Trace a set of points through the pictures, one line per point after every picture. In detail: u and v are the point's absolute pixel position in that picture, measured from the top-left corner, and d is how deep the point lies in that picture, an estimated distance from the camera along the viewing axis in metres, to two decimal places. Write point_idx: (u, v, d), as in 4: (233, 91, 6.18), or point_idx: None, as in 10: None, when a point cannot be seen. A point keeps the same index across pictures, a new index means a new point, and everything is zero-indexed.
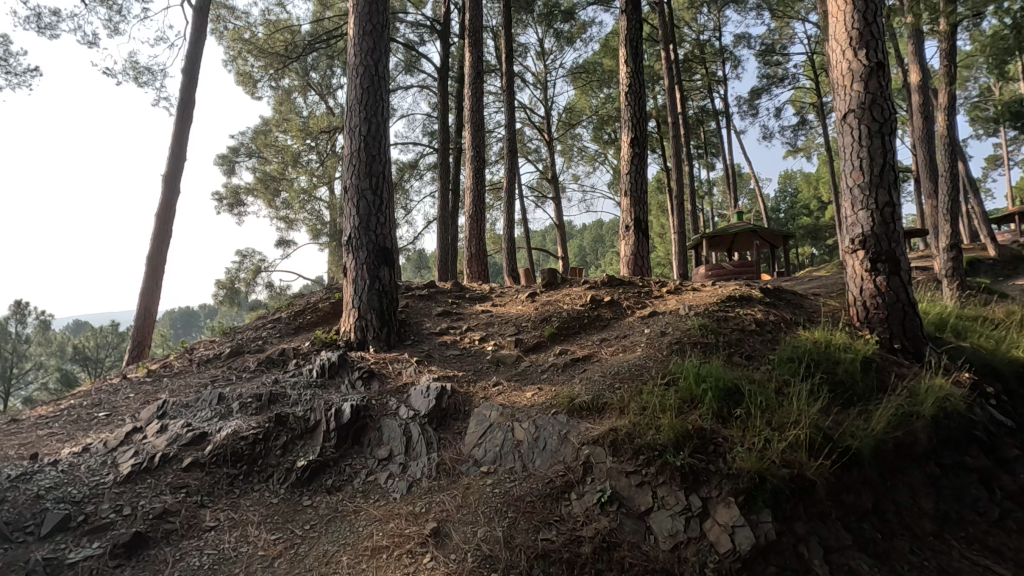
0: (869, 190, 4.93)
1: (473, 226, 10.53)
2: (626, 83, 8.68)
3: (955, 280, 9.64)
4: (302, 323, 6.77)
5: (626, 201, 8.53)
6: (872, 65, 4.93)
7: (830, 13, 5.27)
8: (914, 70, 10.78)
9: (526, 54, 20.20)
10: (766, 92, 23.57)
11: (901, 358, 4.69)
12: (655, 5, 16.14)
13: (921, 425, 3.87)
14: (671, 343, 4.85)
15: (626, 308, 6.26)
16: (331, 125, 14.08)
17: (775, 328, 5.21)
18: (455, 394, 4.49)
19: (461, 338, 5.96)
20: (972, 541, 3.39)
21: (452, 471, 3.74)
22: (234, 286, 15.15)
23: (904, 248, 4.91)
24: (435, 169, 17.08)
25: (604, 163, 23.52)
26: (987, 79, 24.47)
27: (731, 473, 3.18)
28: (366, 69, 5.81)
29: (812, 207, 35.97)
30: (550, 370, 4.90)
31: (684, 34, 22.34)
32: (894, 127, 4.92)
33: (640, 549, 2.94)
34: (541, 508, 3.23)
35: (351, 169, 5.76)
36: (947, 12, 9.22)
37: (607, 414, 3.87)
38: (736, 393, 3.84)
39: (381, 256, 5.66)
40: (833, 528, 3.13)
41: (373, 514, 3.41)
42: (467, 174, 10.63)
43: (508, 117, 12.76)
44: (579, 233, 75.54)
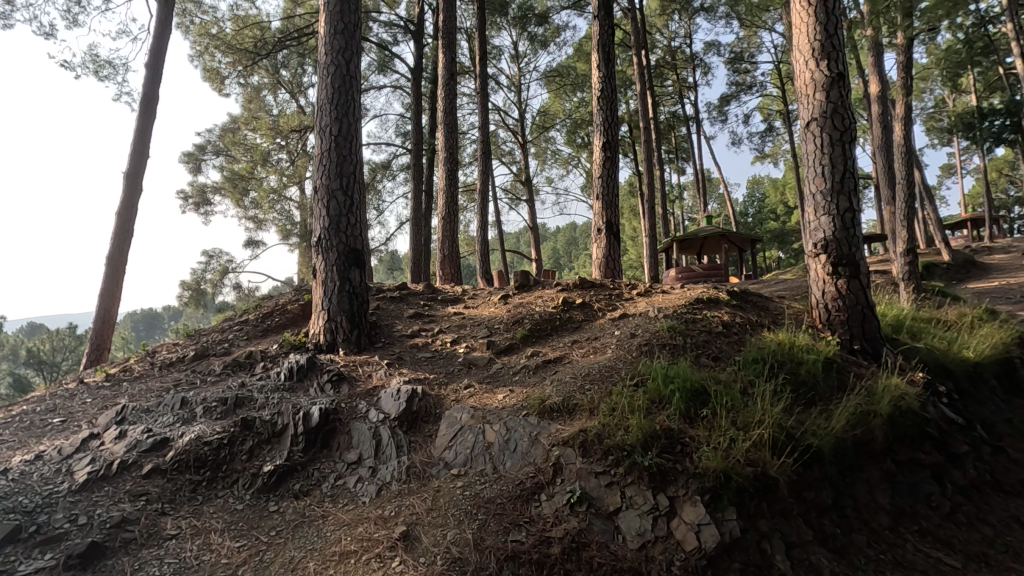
0: (831, 196, 5.10)
1: (446, 227, 10.50)
2: (599, 87, 8.78)
3: (912, 283, 10.06)
4: (270, 325, 6.66)
5: (598, 205, 8.63)
6: (834, 75, 5.11)
7: (794, 24, 5.44)
8: (874, 81, 11.20)
9: (501, 56, 20.27)
10: (734, 99, 24.12)
11: (860, 358, 4.88)
12: (628, 11, 16.40)
13: (878, 423, 4.01)
14: (640, 344, 4.93)
15: (597, 310, 6.34)
16: (302, 124, 13.86)
17: (740, 330, 5.35)
18: (427, 397, 4.48)
19: (433, 340, 5.93)
20: (926, 534, 3.57)
21: (422, 474, 3.73)
22: (200, 286, 14.76)
23: (863, 252, 5.09)
24: (408, 170, 16.98)
25: (577, 166, 23.74)
26: (942, 91, 25.61)
27: (697, 473, 3.25)
28: (337, 68, 5.75)
29: (779, 211, 37.01)
30: (522, 372, 4.92)
31: (656, 40, 22.72)
32: (853, 136, 5.11)
33: (608, 548, 2.97)
34: (511, 510, 3.24)
35: (322, 169, 5.69)
36: (905, 27, 9.62)
37: (577, 415, 3.91)
38: (702, 394, 3.92)
39: (352, 256, 5.61)
40: (795, 524, 3.23)
41: (341, 519, 3.36)
42: (440, 175, 10.58)
43: (483, 120, 12.77)
44: (552, 235, 76.00)
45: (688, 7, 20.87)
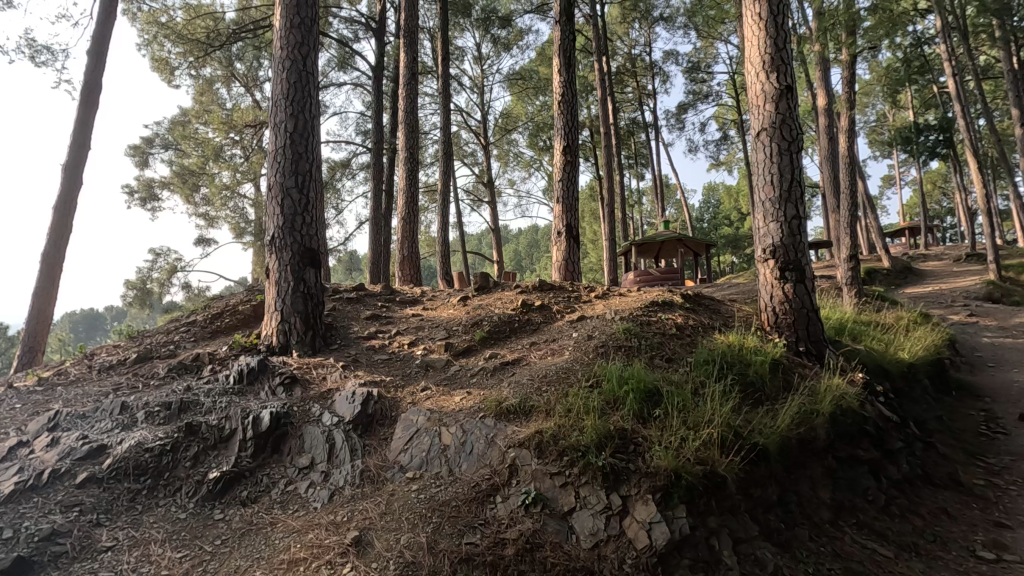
0: (779, 204, 5.31)
1: (406, 228, 10.36)
2: (560, 92, 8.87)
3: (854, 287, 10.59)
4: (220, 327, 6.42)
5: (558, 208, 8.70)
6: (783, 87, 5.33)
7: (745, 37, 5.65)
8: (822, 94, 11.72)
9: (463, 58, 20.22)
10: (691, 107, 24.81)
11: (805, 359, 5.10)
12: (589, 18, 16.64)
13: (821, 421, 4.19)
14: (596, 346, 5.00)
15: (556, 312, 6.40)
16: (257, 119, 13.43)
17: (693, 332, 5.50)
18: (382, 399, 4.42)
19: (390, 342, 5.86)
20: (862, 526, 3.79)
21: (377, 478, 3.67)
22: (146, 286, 14.12)
23: (808, 258, 5.31)
24: (368, 169, 16.73)
25: (539, 169, 23.90)
26: (882, 106, 27.08)
27: (649, 472, 3.32)
28: (293, 63, 5.61)
29: (732, 217, 38.30)
30: (480, 374, 4.91)
31: (616, 47, 23.14)
32: (800, 146, 5.34)
33: (562, 548, 3.00)
34: (465, 512, 3.23)
35: (276, 166, 5.53)
36: (849, 44, 10.13)
37: (533, 416, 3.94)
38: (655, 394, 4.02)
39: (307, 256, 5.48)
40: (742, 520, 3.35)
41: (290, 526, 3.28)
42: (400, 175, 10.43)
43: (445, 121, 12.70)
44: (515, 238, 76.31)
45: (648, 16, 21.37)
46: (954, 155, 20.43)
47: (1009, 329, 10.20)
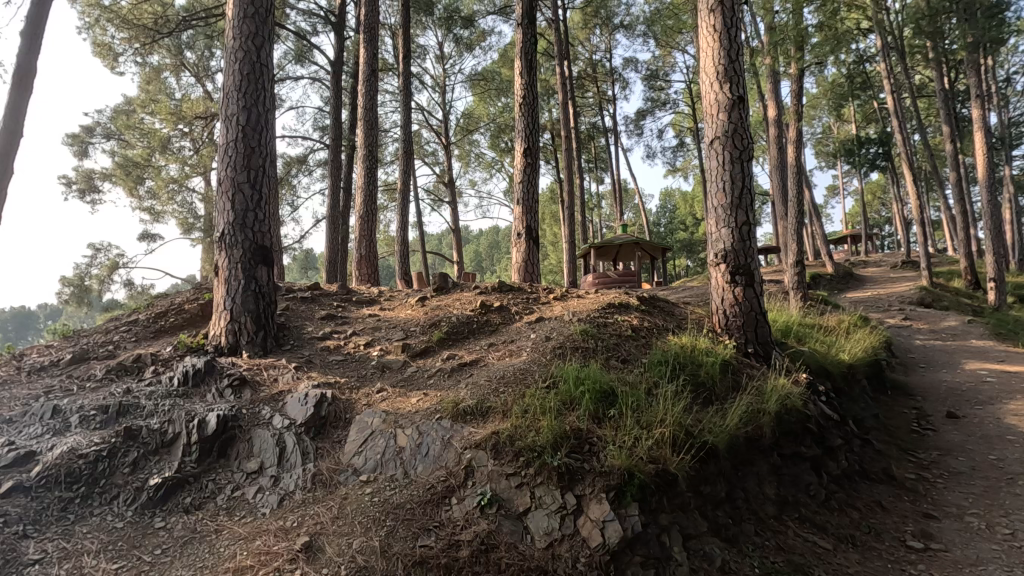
0: (730, 210, 5.50)
1: (364, 226, 10.18)
2: (521, 94, 8.91)
3: (800, 292, 11.06)
4: (164, 326, 6.15)
5: (518, 210, 8.74)
6: (735, 98, 5.52)
7: (701, 48, 5.82)
8: (772, 106, 12.20)
9: (425, 56, 20.03)
10: (649, 114, 25.38)
11: (753, 360, 5.30)
12: (551, 22, 16.79)
13: (767, 420, 4.34)
14: (554, 348, 5.04)
15: (515, 313, 6.41)
16: (208, 110, 12.92)
17: (647, 334, 5.63)
18: (336, 401, 4.33)
19: (346, 342, 5.74)
20: (803, 520, 3.98)
21: (329, 481, 3.59)
22: (84, 283, 13.38)
23: (757, 262, 5.51)
24: (326, 166, 16.35)
25: (500, 170, 23.95)
26: (828, 119, 28.42)
27: (604, 471, 3.37)
28: (246, 54, 5.43)
29: (688, 222, 39.41)
30: (437, 376, 4.87)
31: (578, 52, 23.44)
32: (751, 155, 5.54)
33: (516, 549, 3.01)
34: (420, 515, 3.19)
35: (227, 160, 5.34)
36: (798, 58, 10.57)
37: (490, 418, 3.94)
38: (610, 395, 4.09)
39: (259, 254, 5.31)
40: (692, 517, 3.45)
41: (237, 532, 3.16)
42: (359, 173, 10.25)
43: (405, 119, 12.55)
44: (475, 239, 76.15)
45: (609, 23, 21.75)
46: (892, 167, 21.65)
47: (939, 331, 10.89)
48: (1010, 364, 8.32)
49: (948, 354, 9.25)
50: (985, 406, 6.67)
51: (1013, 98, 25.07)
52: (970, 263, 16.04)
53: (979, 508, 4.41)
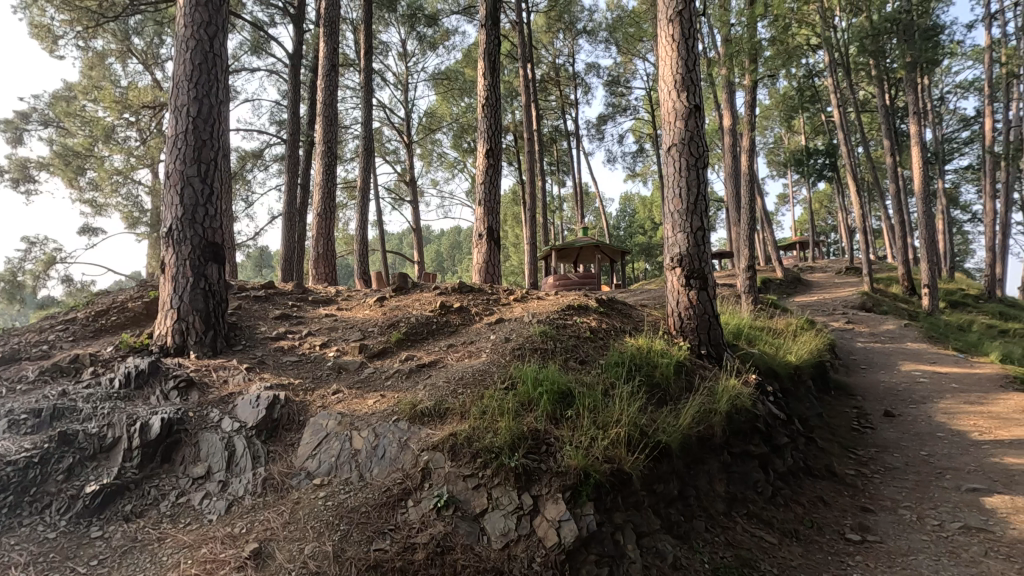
0: (686, 215, 5.66)
1: (322, 224, 9.95)
2: (484, 95, 8.91)
3: (751, 296, 11.47)
4: (105, 326, 5.84)
5: (480, 211, 8.73)
6: (691, 106, 5.68)
7: (660, 57, 5.96)
8: (728, 115, 12.60)
9: (388, 53, 19.76)
10: (611, 119, 25.80)
11: (705, 361, 5.47)
12: (515, 24, 16.87)
13: (718, 420, 4.48)
14: (513, 349, 5.06)
15: (475, 315, 6.40)
16: (157, 100, 12.38)
17: (606, 335, 5.73)
18: (290, 403, 4.22)
19: (301, 343, 5.60)
20: (751, 516, 4.15)
21: (281, 486, 3.50)
22: (17, 278, 12.57)
23: (711, 267, 5.69)
24: (283, 162, 15.91)
25: (462, 171, 23.84)
26: (779, 129, 29.57)
27: (560, 471, 3.41)
28: (198, 43, 5.23)
29: (646, 226, 40.27)
30: (395, 377, 4.82)
31: (541, 55, 23.60)
32: (706, 163, 5.71)
33: (472, 550, 3.01)
34: (375, 518, 3.15)
35: (176, 153, 5.12)
36: (752, 70, 10.96)
37: (448, 419, 3.92)
38: (568, 396, 4.14)
39: (209, 251, 5.12)
40: (646, 515, 3.53)
41: (181, 540, 3.04)
42: (317, 169, 10.01)
43: (366, 116, 12.35)
44: (437, 240, 75.69)
45: (572, 28, 22.02)
46: (837, 178, 22.72)
47: (878, 335, 11.50)
48: (942, 366, 8.86)
49: (886, 356, 9.78)
50: (918, 405, 7.09)
51: (946, 115, 26.73)
52: (907, 270, 17.01)
53: (911, 501, 4.69)
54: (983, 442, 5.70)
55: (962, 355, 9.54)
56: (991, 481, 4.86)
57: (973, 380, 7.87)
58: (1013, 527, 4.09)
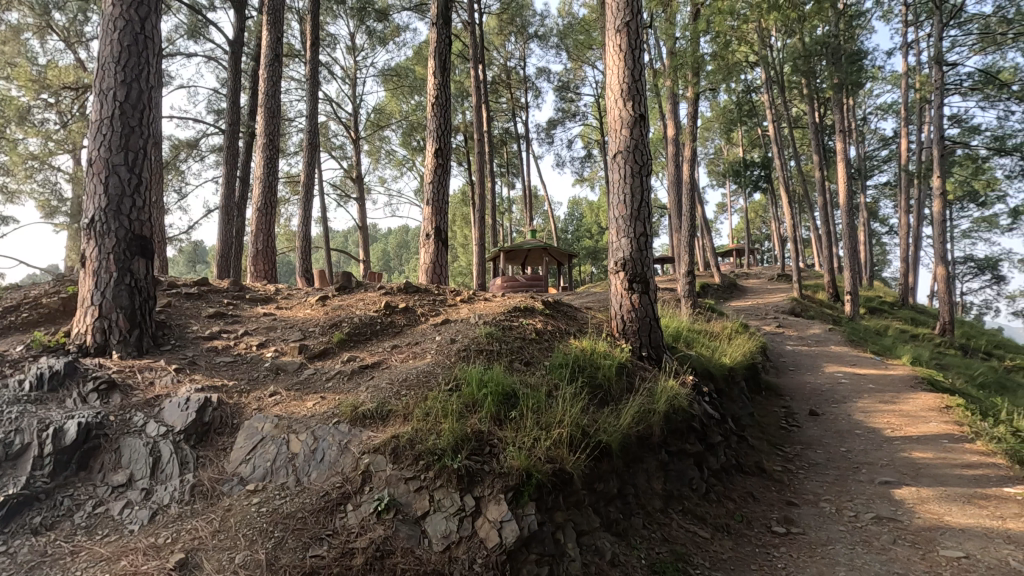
0: (630, 221, 5.82)
1: (261, 220, 9.57)
2: (434, 94, 8.83)
3: (691, 300, 11.93)
4: (15, 323, 5.38)
5: (428, 210, 8.64)
6: (637, 115, 5.86)
7: (607, 66, 6.11)
8: (671, 125, 13.05)
9: (335, 46, 19.26)
10: (560, 124, 26.19)
11: (646, 363, 5.64)
12: (467, 24, 16.83)
13: (657, 419, 4.63)
14: (459, 350, 5.04)
15: (420, 315, 6.33)
16: (80, 81, 11.54)
17: (550, 337, 5.81)
18: (222, 406, 4.05)
19: (236, 343, 5.36)
20: (686, 512, 4.31)
21: (211, 492, 3.34)
22: None
23: (653, 271, 5.87)
24: (220, 153, 15.20)
25: (411, 169, 23.55)
26: (719, 141, 30.87)
27: (503, 472, 3.43)
28: (128, 24, 4.92)
29: (593, 230, 41.11)
30: (336, 378, 4.70)
31: (493, 57, 23.65)
32: (649, 171, 5.90)
33: (413, 554, 2.98)
34: (312, 524, 3.06)
35: (101, 139, 4.80)
36: (695, 83, 11.40)
37: (390, 421, 3.87)
38: (511, 398, 4.17)
39: (136, 245, 4.83)
40: (586, 513, 3.61)
41: (97, 552, 2.84)
42: (257, 162, 9.61)
43: (311, 109, 11.99)
44: (384, 238, 74.48)
45: (524, 32, 22.20)
46: (771, 190, 24.01)
47: (805, 338, 12.22)
48: (861, 368, 9.52)
49: (812, 358, 10.41)
50: (839, 404, 7.59)
51: (868, 134, 28.74)
52: (832, 278, 18.16)
53: (831, 495, 5.01)
54: (895, 438, 6.18)
55: (879, 358, 10.29)
56: (900, 474, 5.27)
57: (887, 381, 8.50)
58: (918, 516, 4.45)
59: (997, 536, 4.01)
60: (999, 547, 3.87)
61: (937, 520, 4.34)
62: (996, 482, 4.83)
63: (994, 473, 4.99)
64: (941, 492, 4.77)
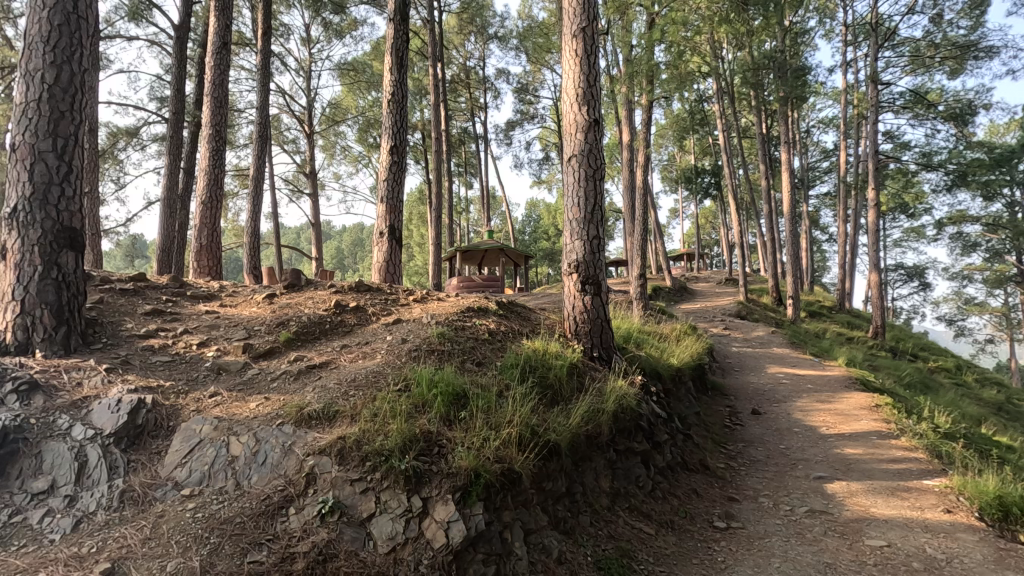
0: (583, 224, 5.90)
1: (206, 213, 9.17)
2: (390, 90, 8.70)
3: (642, 302, 12.22)
4: None
5: (382, 208, 8.50)
6: (592, 120, 5.95)
7: (564, 70, 6.19)
8: (626, 131, 13.33)
9: (289, 36, 18.71)
10: (518, 125, 26.34)
11: (596, 363, 5.75)
12: (425, 22, 16.67)
13: (606, 418, 4.71)
14: (410, 350, 4.99)
15: (371, 314, 6.23)
16: (6, 60, 10.75)
17: (503, 338, 5.83)
18: (157, 408, 3.87)
19: (174, 341, 5.11)
20: (632, 509, 4.43)
21: (143, 498, 3.18)
22: None
23: (605, 274, 5.98)
24: (162, 143, 14.51)
25: (367, 166, 23.14)
26: (672, 148, 31.74)
27: (451, 472, 3.42)
28: (58, 2, 4.61)
29: (551, 232, 41.53)
30: (282, 378, 4.57)
31: (452, 56, 23.52)
32: (603, 175, 6.01)
33: (357, 556, 2.94)
34: (251, 529, 2.96)
35: (25, 123, 4.49)
36: (650, 89, 11.67)
37: (337, 422, 3.79)
38: (461, 398, 4.17)
39: (65, 236, 4.55)
40: (534, 512, 3.65)
41: (12, 565, 2.65)
42: (202, 154, 9.21)
43: (262, 100, 11.60)
44: (337, 236, 72.94)
45: (483, 32, 22.21)
46: (720, 197, 24.92)
47: (749, 340, 12.74)
48: (800, 369, 10.00)
49: (755, 360, 10.85)
50: (779, 403, 7.95)
51: (810, 147, 30.21)
52: (775, 283, 18.98)
53: (769, 490, 5.25)
54: (828, 435, 6.53)
55: (816, 359, 10.86)
56: (833, 469, 5.57)
57: (823, 381, 8.96)
58: (848, 508, 4.72)
59: (916, 525, 4.30)
60: (917, 535, 4.15)
61: (864, 512, 4.61)
62: (916, 475, 5.18)
63: (915, 467, 5.34)
64: (868, 486, 5.08)
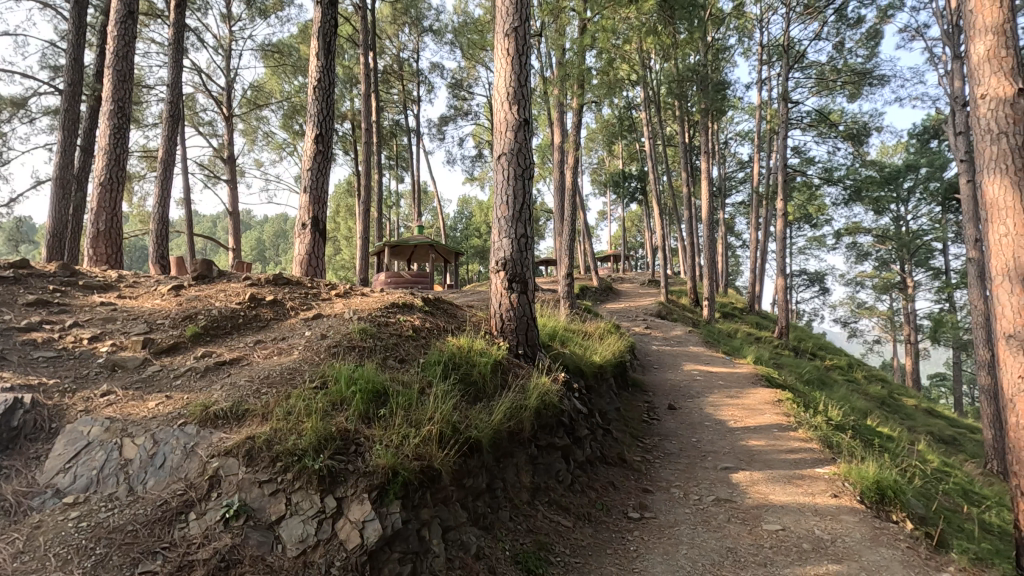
0: (511, 223, 5.93)
1: (105, 197, 8.38)
2: (317, 76, 8.33)
3: (569, 302, 12.47)
4: None
5: (306, 199, 8.14)
6: (521, 120, 6.00)
7: (496, 69, 6.19)
8: (558, 133, 13.52)
9: (207, 11, 17.47)
10: (452, 121, 26.05)
11: (521, 361, 5.82)
12: (356, 8, 16.10)
13: (528, 415, 4.76)
14: (329, 346, 4.82)
15: (290, 308, 5.96)
16: None
17: (427, 335, 5.75)
18: (38, 408, 3.52)
19: (62, 336, 4.65)
20: (551, 503, 4.52)
21: (16, 508, 2.87)
22: None
23: (531, 272, 6.05)
24: (55, 117, 13.12)
25: (291, 154, 22.07)
26: (602, 152, 32.61)
27: (368, 471, 3.33)
28: None
29: (482, 229, 41.49)
30: (186, 376, 4.27)
31: (385, 46, 22.88)
32: (531, 174, 6.08)
33: (263, 561, 2.80)
34: (145, 537, 2.75)
35: None
36: (581, 93, 11.91)
37: (246, 421, 3.59)
38: (381, 396, 4.07)
39: None
40: (453, 509, 3.63)
41: None
42: (101, 131, 8.41)
43: (173, 78, 10.75)
44: (258, 226, 69.10)
45: (418, 23, 21.78)
46: (646, 202, 25.89)
47: (669, 339, 13.33)
48: (713, 366, 10.59)
49: (673, 357, 11.38)
50: (693, 399, 8.39)
51: (728, 158, 32.05)
52: (694, 285, 20.00)
53: (680, 481, 5.54)
54: (736, 428, 6.97)
55: (729, 358, 11.55)
56: (738, 460, 5.96)
57: (733, 378, 9.56)
58: (749, 496, 5.06)
59: (807, 509, 4.69)
60: (808, 519, 4.52)
61: (764, 499, 4.97)
62: (810, 463, 5.65)
63: (810, 456, 5.82)
64: (768, 474, 5.48)
